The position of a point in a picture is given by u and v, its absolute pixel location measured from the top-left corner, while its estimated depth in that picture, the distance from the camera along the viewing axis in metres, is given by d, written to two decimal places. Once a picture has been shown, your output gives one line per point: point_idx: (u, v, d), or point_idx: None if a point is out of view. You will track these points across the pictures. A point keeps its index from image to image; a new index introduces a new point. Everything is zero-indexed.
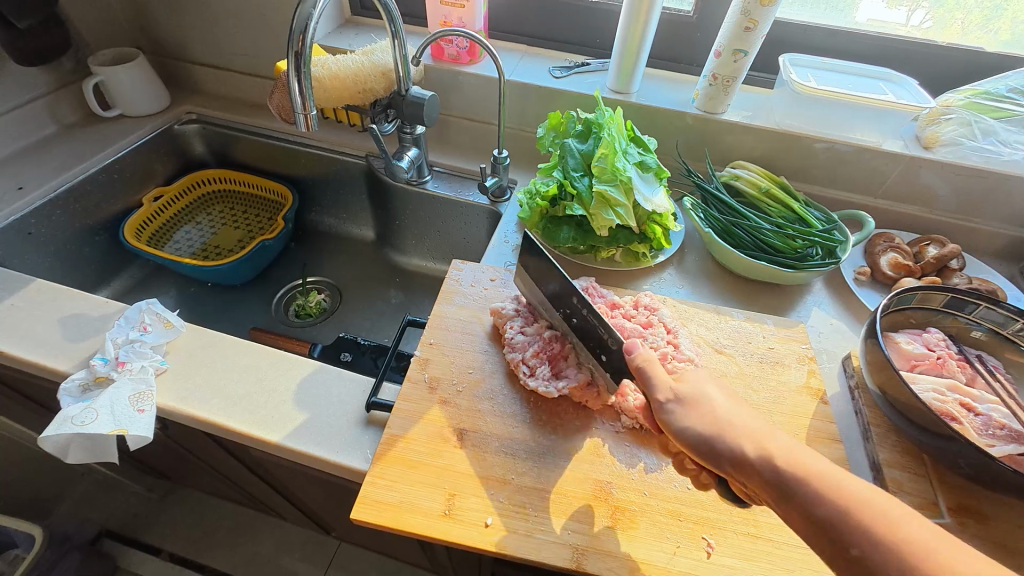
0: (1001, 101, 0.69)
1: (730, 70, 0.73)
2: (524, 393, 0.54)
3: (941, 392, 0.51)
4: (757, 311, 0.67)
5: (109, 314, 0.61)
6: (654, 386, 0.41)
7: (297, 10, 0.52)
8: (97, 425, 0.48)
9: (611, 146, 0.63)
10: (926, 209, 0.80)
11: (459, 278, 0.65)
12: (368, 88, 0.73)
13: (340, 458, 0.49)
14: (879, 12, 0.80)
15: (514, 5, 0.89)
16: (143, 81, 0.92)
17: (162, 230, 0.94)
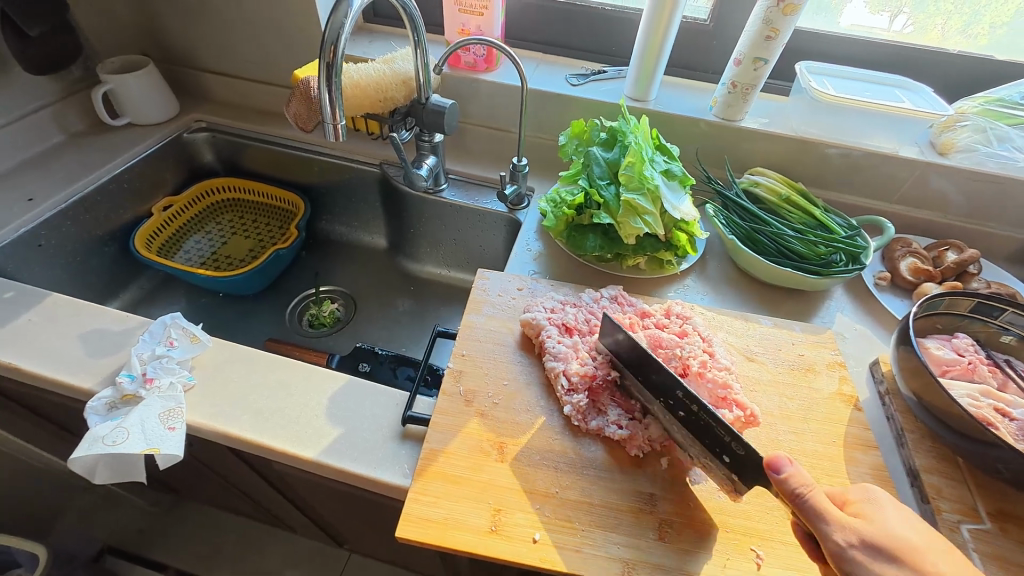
0: (1015, 108, 0.71)
1: (750, 78, 0.74)
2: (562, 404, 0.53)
3: (975, 397, 0.52)
4: (782, 318, 0.67)
5: (130, 329, 0.59)
6: (815, 508, 0.37)
7: (329, 20, 0.52)
8: (128, 444, 0.47)
9: (639, 154, 0.63)
10: (940, 214, 0.81)
11: (486, 288, 0.64)
12: (390, 96, 0.72)
13: (379, 474, 0.48)
14: (875, 18, 0.81)
15: (529, 13, 0.90)
16: (153, 89, 0.90)
17: (172, 240, 0.92)
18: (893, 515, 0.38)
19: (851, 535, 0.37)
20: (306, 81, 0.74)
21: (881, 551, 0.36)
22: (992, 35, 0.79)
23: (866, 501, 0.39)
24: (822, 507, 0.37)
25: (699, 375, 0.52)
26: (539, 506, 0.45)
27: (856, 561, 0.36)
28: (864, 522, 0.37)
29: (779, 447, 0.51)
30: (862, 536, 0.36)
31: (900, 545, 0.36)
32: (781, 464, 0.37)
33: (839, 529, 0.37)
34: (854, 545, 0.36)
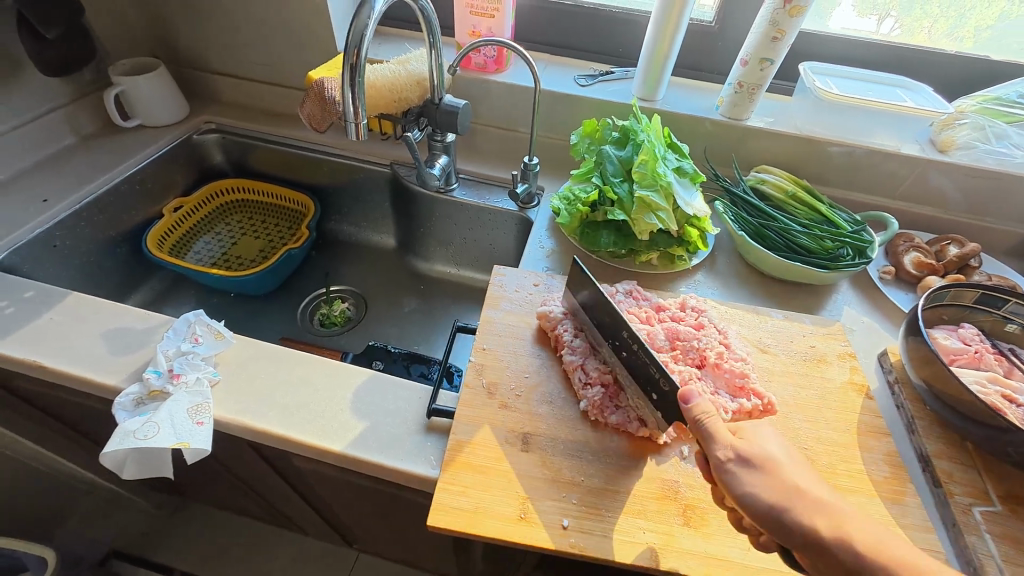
0: (1012, 107, 0.74)
1: (756, 78, 0.76)
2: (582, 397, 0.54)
3: (983, 384, 0.54)
4: (791, 311, 0.69)
5: (152, 327, 0.60)
6: (711, 434, 0.41)
7: (353, 21, 0.53)
8: (159, 439, 0.48)
9: (652, 152, 0.65)
10: (940, 209, 0.83)
11: (503, 284, 0.65)
12: (404, 97, 0.73)
13: (406, 465, 0.49)
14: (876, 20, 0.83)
15: (538, 15, 0.91)
16: (164, 91, 0.91)
17: (183, 241, 0.93)
18: (770, 438, 0.43)
19: (730, 450, 0.41)
20: (321, 82, 0.75)
21: (749, 462, 0.41)
22: (977, 37, 0.81)
23: (750, 428, 0.44)
24: (712, 425, 0.42)
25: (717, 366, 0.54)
26: (566, 494, 0.46)
27: (730, 470, 0.41)
28: (744, 441, 0.42)
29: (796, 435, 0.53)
30: (737, 450, 0.41)
31: (764, 458, 0.41)
32: (687, 388, 0.43)
33: (722, 446, 0.41)
34: (731, 459, 0.41)
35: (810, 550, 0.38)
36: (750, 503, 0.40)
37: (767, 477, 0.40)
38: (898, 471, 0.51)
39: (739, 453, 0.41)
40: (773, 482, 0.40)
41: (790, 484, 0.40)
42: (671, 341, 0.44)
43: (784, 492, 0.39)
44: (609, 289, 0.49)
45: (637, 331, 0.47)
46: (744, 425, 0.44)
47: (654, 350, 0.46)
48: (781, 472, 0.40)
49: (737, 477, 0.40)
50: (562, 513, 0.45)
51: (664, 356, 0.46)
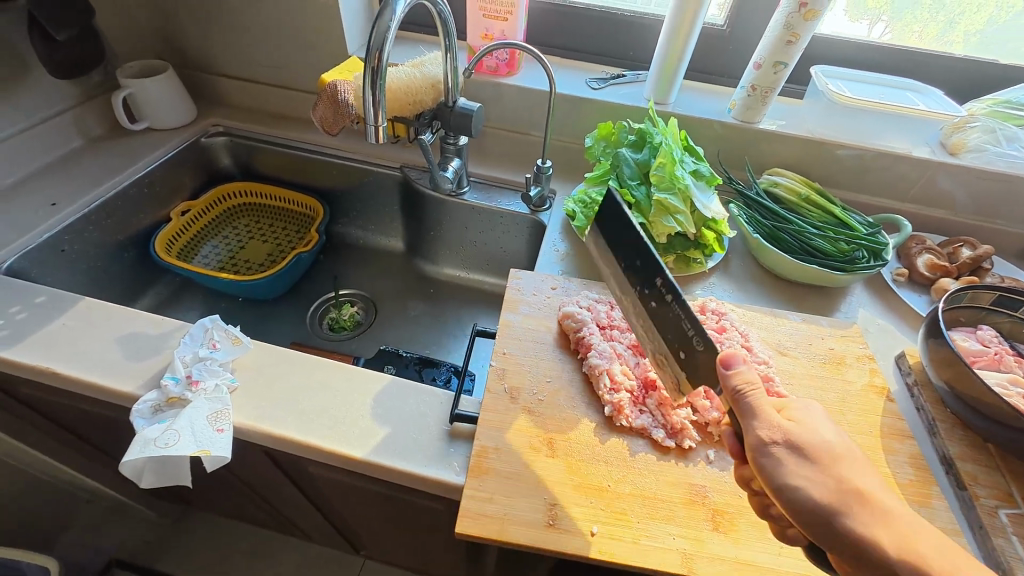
0: (1021, 110, 0.75)
1: (769, 81, 0.76)
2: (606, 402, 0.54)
3: (1004, 386, 0.54)
4: (807, 313, 0.68)
5: (167, 332, 0.59)
6: (756, 416, 0.39)
7: (375, 24, 0.53)
8: (180, 447, 0.47)
9: (669, 155, 0.65)
10: (949, 212, 0.83)
11: (520, 287, 0.65)
12: (418, 100, 0.73)
13: (431, 472, 0.48)
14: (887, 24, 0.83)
15: (549, 19, 0.91)
16: (172, 94, 0.90)
17: (190, 245, 0.92)
18: (825, 426, 0.41)
19: (779, 434, 0.39)
20: (334, 85, 0.74)
21: (799, 450, 0.39)
22: (967, 41, 0.82)
23: (802, 410, 0.42)
24: (762, 407, 0.39)
25: None
26: (594, 500, 0.46)
27: (774, 456, 0.39)
28: (795, 426, 0.40)
29: None
30: (788, 435, 0.39)
31: (817, 447, 0.39)
32: (734, 361, 0.40)
33: (768, 428, 0.39)
34: (777, 443, 0.39)
35: (847, 551, 0.37)
36: (797, 499, 0.38)
37: (822, 474, 0.38)
38: (923, 474, 0.51)
39: (787, 438, 0.39)
40: (826, 479, 0.38)
41: (844, 481, 0.38)
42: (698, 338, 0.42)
43: (836, 491, 0.37)
44: (630, 292, 0.50)
45: (657, 330, 0.47)
46: (793, 406, 0.42)
47: (677, 352, 0.45)
48: (835, 469, 0.38)
49: (783, 466, 0.38)
50: (591, 517, 0.45)
51: (673, 370, 0.46)
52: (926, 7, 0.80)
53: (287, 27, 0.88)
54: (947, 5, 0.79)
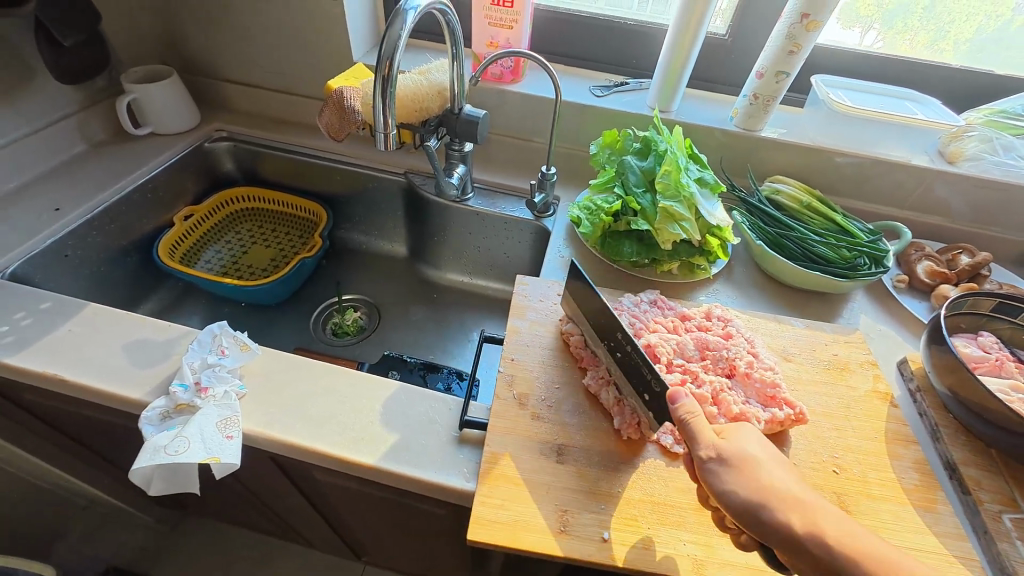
0: (1017, 119, 0.76)
1: (771, 90, 0.77)
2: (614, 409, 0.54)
3: (1006, 392, 0.54)
4: (810, 319, 0.69)
5: (174, 338, 0.59)
6: (695, 435, 0.42)
7: (386, 33, 0.54)
8: (189, 454, 0.47)
9: (675, 163, 0.66)
10: (946, 219, 0.85)
11: (527, 294, 0.65)
12: (425, 107, 0.73)
13: (442, 478, 0.48)
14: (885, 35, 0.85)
15: (553, 27, 0.92)
16: (176, 99, 0.90)
17: (193, 250, 0.91)
18: (754, 442, 0.43)
19: (711, 449, 0.42)
20: (340, 91, 0.75)
21: (726, 458, 0.42)
22: (957, 49, 0.84)
23: (734, 429, 0.45)
24: (698, 427, 0.43)
25: (747, 377, 0.55)
26: (605, 506, 0.46)
27: (709, 467, 0.42)
28: (725, 440, 0.43)
29: (826, 444, 0.53)
30: (720, 450, 0.42)
31: (740, 456, 0.42)
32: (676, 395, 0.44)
33: (705, 445, 0.42)
34: (712, 457, 0.42)
35: (794, 549, 0.39)
36: (728, 502, 0.40)
37: (749, 479, 0.41)
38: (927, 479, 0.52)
39: (719, 451, 0.42)
40: (753, 482, 0.40)
41: (764, 483, 0.41)
42: (654, 377, 0.46)
43: (755, 493, 0.40)
44: (602, 346, 0.55)
45: (629, 379, 0.51)
46: (728, 426, 0.45)
47: (643, 395, 0.49)
48: (756, 472, 0.41)
49: (716, 476, 0.41)
50: (603, 524, 0.45)
51: (642, 380, 0.49)
52: (917, 15, 0.81)
53: (292, 33, 0.88)
54: (935, 15, 0.81)
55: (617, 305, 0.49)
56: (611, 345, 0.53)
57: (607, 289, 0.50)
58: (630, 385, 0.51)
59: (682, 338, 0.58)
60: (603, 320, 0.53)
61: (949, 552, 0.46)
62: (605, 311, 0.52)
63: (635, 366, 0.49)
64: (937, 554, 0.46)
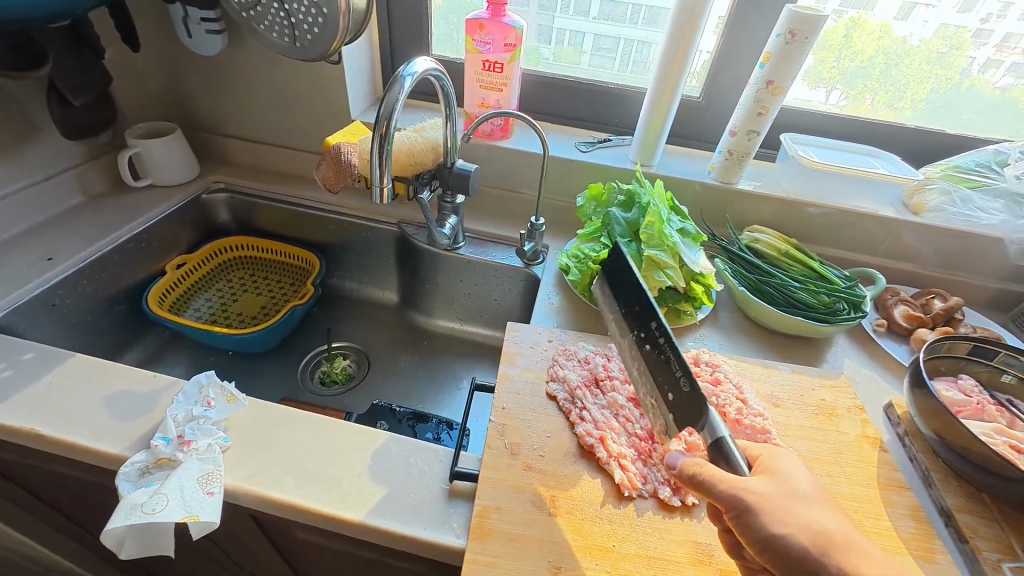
0: (973, 174, 0.80)
1: (744, 147, 0.83)
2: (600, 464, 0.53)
3: (990, 434, 0.55)
4: (796, 364, 0.70)
5: (159, 389, 0.57)
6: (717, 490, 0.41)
7: (385, 96, 0.57)
8: (166, 512, 0.45)
9: (658, 214, 0.69)
10: (917, 265, 0.89)
11: (517, 341, 0.66)
12: (419, 161, 0.77)
13: (429, 534, 0.47)
14: (835, 97, 0.92)
15: (542, 91, 0.99)
16: (177, 153, 0.93)
17: (182, 298, 0.91)
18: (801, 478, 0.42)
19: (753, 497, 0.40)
20: (339, 147, 0.79)
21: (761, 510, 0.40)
22: (913, 107, 0.90)
23: (783, 462, 0.44)
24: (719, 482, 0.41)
25: (737, 422, 0.55)
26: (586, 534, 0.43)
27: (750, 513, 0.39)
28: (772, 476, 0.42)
29: (820, 491, 0.52)
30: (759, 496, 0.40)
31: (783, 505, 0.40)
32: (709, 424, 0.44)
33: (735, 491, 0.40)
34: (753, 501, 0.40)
35: None
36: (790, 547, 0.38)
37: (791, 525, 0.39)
38: (923, 525, 0.51)
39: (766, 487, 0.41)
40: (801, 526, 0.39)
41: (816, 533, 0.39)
42: (684, 376, 0.46)
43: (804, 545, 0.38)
44: (627, 335, 0.54)
45: (652, 375, 0.50)
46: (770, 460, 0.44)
47: (666, 393, 0.49)
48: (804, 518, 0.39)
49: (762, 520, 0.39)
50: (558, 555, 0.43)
51: (663, 414, 0.49)
52: (875, 78, 0.89)
53: (294, 94, 0.93)
54: (892, 76, 0.88)
55: (644, 334, 0.51)
56: (640, 335, 0.52)
57: (635, 321, 0.52)
58: (653, 382, 0.50)
59: None
60: (637, 308, 0.52)
61: None
62: (643, 298, 0.51)
63: (664, 363, 0.49)
64: None
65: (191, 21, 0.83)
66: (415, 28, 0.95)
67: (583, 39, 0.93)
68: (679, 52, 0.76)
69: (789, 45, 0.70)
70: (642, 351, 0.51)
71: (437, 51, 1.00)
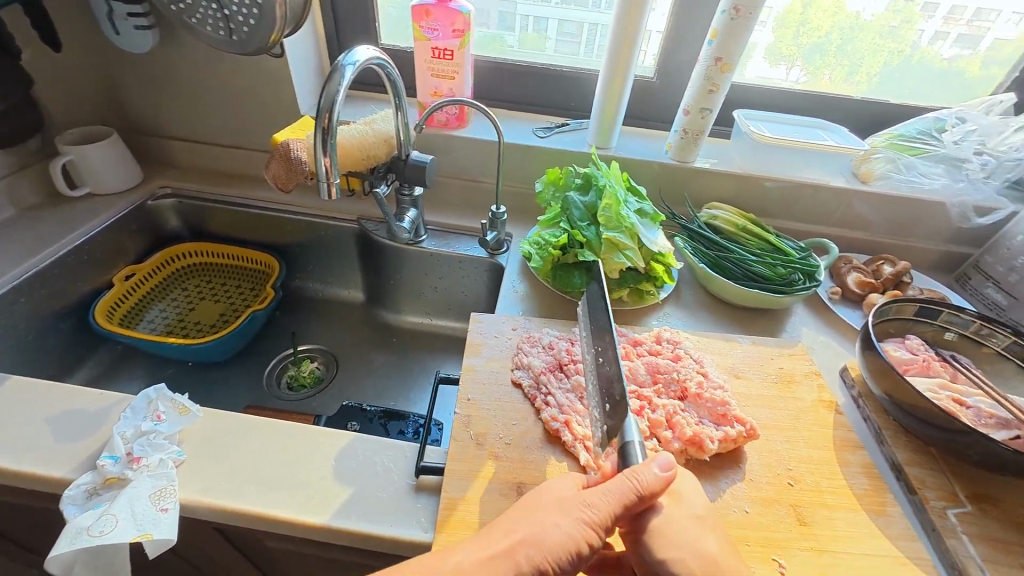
0: (915, 141, 0.82)
1: (698, 125, 0.83)
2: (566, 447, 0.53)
3: (934, 390, 0.58)
4: (756, 336, 0.72)
5: (106, 406, 0.55)
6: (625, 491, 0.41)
7: (324, 89, 0.55)
8: (117, 533, 0.43)
9: (614, 196, 0.69)
10: (868, 232, 0.92)
11: (481, 331, 0.66)
12: (372, 154, 0.75)
13: (396, 531, 0.46)
14: (775, 72, 0.94)
15: (496, 77, 0.97)
16: (116, 158, 0.88)
17: (133, 311, 0.88)
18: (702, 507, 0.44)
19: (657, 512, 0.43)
20: (286, 145, 0.76)
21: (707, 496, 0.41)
22: (870, 81, 0.93)
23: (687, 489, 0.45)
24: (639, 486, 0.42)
25: (698, 396, 0.56)
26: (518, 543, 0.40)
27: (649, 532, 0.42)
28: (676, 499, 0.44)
29: (779, 457, 0.54)
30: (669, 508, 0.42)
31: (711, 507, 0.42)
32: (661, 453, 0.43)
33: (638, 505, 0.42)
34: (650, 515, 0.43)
35: None
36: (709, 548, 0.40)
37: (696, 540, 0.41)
38: (876, 481, 0.53)
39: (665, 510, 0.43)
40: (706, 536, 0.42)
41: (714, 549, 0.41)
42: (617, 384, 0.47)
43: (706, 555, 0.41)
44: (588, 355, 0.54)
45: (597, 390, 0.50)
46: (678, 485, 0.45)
47: (605, 404, 0.49)
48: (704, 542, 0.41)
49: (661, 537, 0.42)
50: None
51: (601, 424, 0.49)
52: (833, 53, 0.90)
53: (238, 91, 0.89)
54: (850, 51, 0.89)
55: (600, 348, 0.52)
56: (596, 352, 0.53)
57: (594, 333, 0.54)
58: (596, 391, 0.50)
59: (633, 363, 0.59)
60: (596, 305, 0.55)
61: (902, 553, 0.47)
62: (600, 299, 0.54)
63: (608, 369, 0.50)
64: (891, 557, 0.47)
65: (116, 17, 0.78)
66: (361, 17, 0.92)
67: (548, 25, 0.92)
68: (628, 32, 0.76)
69: (735, 21, 0.71)
70: (595, 364, 0.52)
71: (386, 40, 0.97)
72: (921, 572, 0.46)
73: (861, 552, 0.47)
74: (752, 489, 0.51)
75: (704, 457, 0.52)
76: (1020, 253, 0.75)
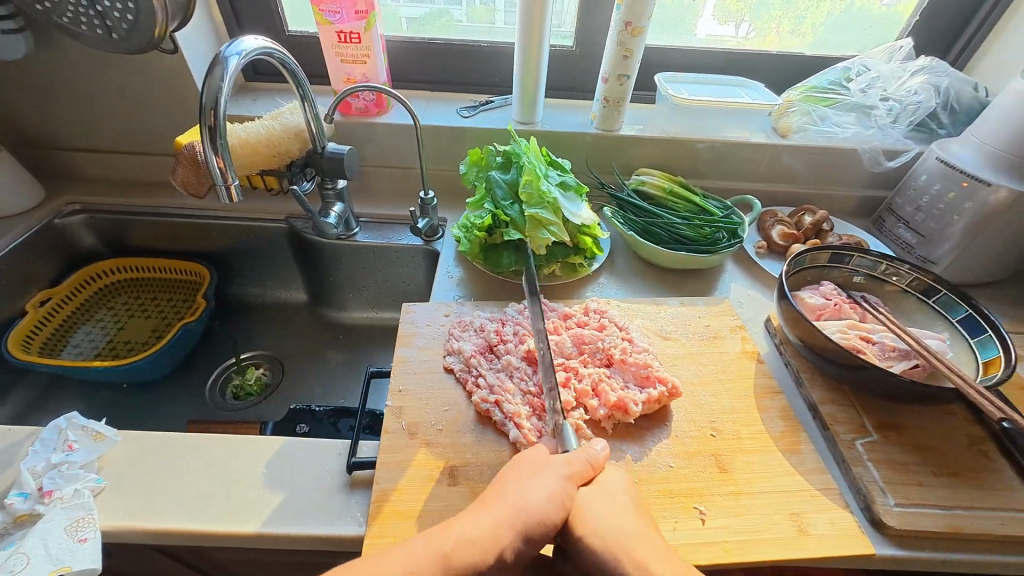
0: (827, 92, 0.85)
1: (618, 92, 0.83)
2: (497, 427, 0.54)
3: (844, 331, 0.61)
4: (686, 297, 0.74)
5: (17, 440, 0.53)
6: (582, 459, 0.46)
7: (205, 84, 0.51)
8: (31, 569, 0.43)
9: (534, 172, 0.69)
10: (793, 184, 0.94)
11: (413, 321, 0.65)
12: (283, 150, 0.72)
13: (329, 529, 0.47)
14: (713, 28, 0.93)
15: (414, 58, 0.94)
16: (9, 177, 0.82)
17: (54, 337, 0.83)
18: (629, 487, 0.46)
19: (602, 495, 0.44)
20: (190, 147, 0.71)
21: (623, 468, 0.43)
22: (815, 32, 0.93)
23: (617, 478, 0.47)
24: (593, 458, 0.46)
25: (622, 362, 0.57)
26: (506, 513, 0.41)
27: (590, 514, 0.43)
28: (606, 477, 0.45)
29: (703, 411, 0.56)
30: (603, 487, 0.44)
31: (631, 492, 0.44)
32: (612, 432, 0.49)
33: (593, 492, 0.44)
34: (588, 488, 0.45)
35: None
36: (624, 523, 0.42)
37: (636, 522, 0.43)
38: (792, 423, 0.56)
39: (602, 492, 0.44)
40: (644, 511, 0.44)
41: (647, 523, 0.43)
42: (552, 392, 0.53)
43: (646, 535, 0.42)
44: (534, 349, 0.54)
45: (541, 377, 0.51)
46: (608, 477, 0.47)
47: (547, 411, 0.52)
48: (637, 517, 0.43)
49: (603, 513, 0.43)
50: (479, 551, 0.39)
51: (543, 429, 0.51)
52: (779, 5, 0.89)
53: (136, 93, 0.84)
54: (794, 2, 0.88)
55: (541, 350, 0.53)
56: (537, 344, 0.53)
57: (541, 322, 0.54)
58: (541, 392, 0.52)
59: (561, 337, 0.60)
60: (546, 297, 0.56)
61: (813, 487, 0.50)
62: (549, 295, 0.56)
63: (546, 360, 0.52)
64: (804, 492, 0.50)
65: None
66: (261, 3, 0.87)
67: None
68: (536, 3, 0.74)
69: None
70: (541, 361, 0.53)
71: (293, 27, 0.92)
72: (831, 502, 0.49)
73: (776, 490, 0.50)
74: (677, 444, 0.53)
75: (630, 420, 0.54)
76: (925, 191, 0.79)
